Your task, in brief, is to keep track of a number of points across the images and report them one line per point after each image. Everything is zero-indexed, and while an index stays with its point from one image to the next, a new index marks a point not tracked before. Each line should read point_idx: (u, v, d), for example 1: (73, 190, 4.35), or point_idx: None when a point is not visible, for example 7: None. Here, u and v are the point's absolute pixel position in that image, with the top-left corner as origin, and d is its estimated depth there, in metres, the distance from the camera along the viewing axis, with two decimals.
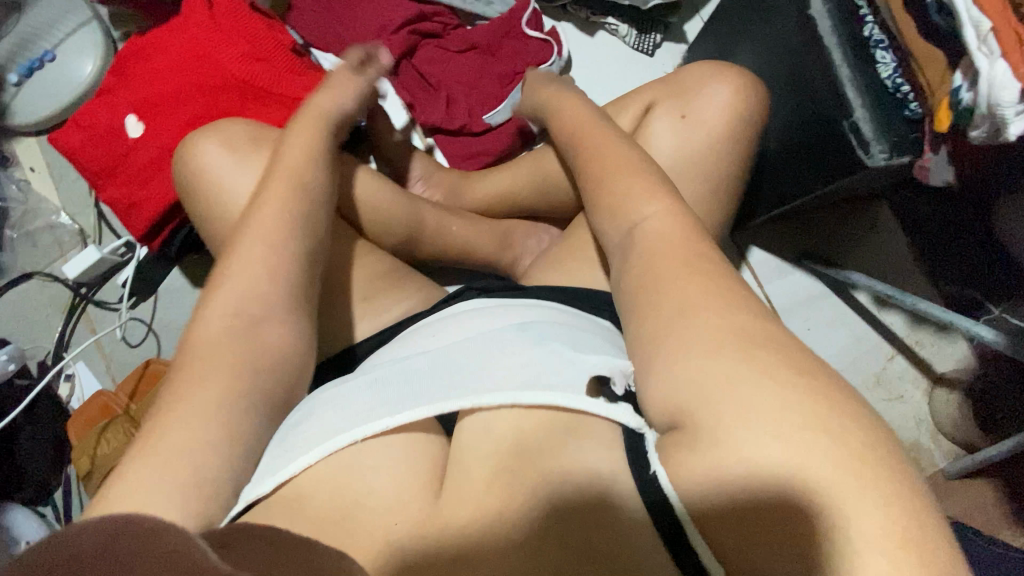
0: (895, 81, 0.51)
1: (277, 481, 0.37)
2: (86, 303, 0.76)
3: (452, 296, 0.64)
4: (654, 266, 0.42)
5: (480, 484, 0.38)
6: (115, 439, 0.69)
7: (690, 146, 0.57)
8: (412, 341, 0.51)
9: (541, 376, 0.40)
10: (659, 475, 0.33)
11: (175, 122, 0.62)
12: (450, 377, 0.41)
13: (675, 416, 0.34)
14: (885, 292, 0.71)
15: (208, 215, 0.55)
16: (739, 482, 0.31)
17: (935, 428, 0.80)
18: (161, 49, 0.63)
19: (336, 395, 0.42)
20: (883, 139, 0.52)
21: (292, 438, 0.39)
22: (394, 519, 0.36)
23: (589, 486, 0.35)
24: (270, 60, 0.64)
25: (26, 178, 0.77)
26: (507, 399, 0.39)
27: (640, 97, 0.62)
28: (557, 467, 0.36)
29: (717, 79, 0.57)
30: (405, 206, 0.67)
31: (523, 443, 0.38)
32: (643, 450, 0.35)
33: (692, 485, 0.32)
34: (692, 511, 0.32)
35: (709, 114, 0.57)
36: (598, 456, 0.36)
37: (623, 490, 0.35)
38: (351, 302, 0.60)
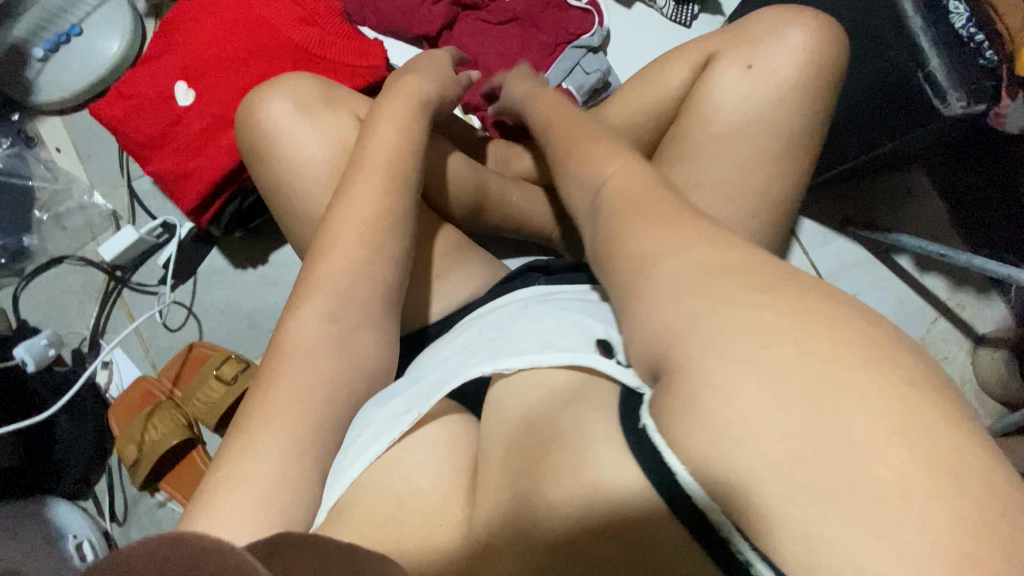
0: (970, 30, 0.52)
1: (340, 486, 0.39)
2: (121, 287, 0.72)
3: (507, 278, 0.63)
4: (620, 211, 0.35)
5: (497, 462, 0.35)
6: (162, 424, 0.67)
7: (759, 100, 0.56)
8: (467, 329, 0.52)
9: (551, 342, 0.39)
10: (656, 442, 0.26)
11: (230, 88, 0.60)
12: (479, 355, 0.43)
13: (658, 367, 0.28)
14: (936, 251, 0.72)
15: (284, 184, 0.55)
16: (734, 458, 0.23)
17: (979, 388, 0.81)
18: (210, 13, 0.61)
19: (393, 391, 0.44)
20: (960, 86, 0.52)
21: (354, 442, 0.42)
22: (438, 522, 0.36)
23: (577, 466, 0.29)
24: (324, 26, 0.63)
25: (52, 158, 0.73)
26: (525, 363, 0.38)
27: (698, 48, 0.61)
28: (550, 442, 0.31)
29: (790, 26, 0.56)
30: (473, 175, 0.66)
31: (530, 413, 0.36)
32: (636, 406, 0.29)
33: (694, 454, 0.24)
34: (705, 490, 0.24)
35: (778, 66, 0.56)
36: (596, 424, 0.30)
37: (614, 465, 0.27)
38: (426, 276, 0.62)
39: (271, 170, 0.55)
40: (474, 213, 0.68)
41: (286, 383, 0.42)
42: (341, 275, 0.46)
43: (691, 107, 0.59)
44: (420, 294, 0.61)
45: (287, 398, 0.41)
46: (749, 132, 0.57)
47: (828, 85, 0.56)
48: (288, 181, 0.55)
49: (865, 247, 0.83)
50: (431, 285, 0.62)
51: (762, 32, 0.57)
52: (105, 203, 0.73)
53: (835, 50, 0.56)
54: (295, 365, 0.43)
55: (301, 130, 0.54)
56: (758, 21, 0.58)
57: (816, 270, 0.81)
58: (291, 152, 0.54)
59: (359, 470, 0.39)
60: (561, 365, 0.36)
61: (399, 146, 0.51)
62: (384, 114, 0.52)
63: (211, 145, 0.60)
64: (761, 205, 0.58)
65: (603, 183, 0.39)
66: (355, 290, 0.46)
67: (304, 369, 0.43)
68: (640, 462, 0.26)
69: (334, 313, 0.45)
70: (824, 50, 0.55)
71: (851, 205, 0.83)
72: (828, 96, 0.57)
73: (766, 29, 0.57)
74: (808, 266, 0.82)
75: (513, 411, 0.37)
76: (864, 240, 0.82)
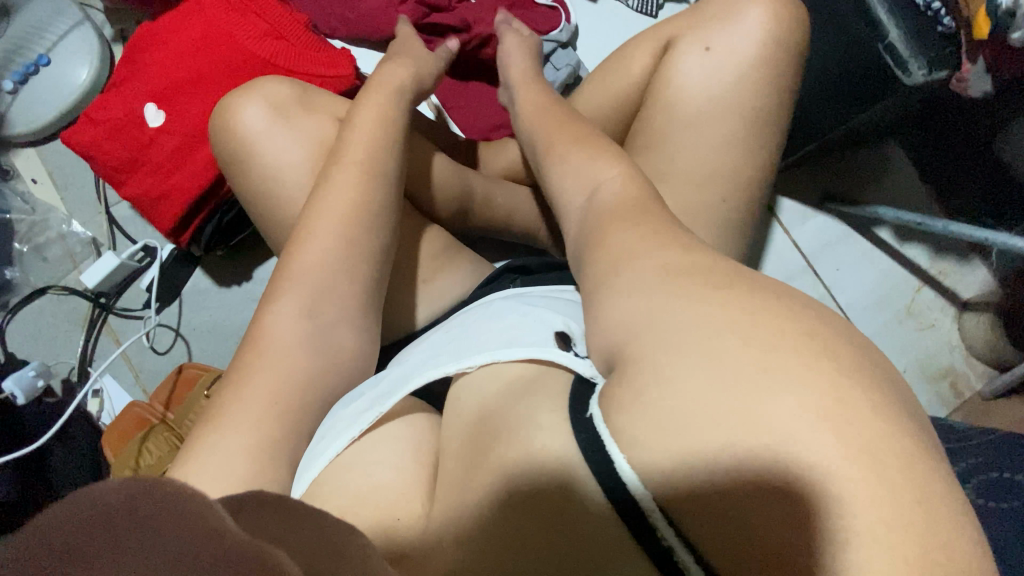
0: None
1: (300, 488, 0.38)
2: (107, 313, 0.72)
3: (488, 279, 0.64)
4: (608, 220, 0.38)
5: (454, 457, 0.36)
6: (158, 448, 0.67)
7: (723, 79, 0.57)
8: (440, 330, 0.52)
9: (515, 338, 0.39)
10: (598, 429, 0.27)
11: (199, 107, 0.60)
12: (447, 354, 0.42)
13: (620, 347, 0.29)
14: (913, 220, 0.73)
15: (262, 200, 0.55)
16: (714, 450, 0.23)
17: (968, 352, 0.82)
18: (174, 33, 0.61)
19: (363, 389, 0.44)
20: (921, 56, 0.52)
21: (321, 437, 0.41)
22: (395, 514, 0.35)
23: (543, 463, 0.29)
24: (290, 38, 0.62)
25: (28, 190, 0.73)
26: (486, 359, 0.38)
27: (660, 33, 0.61)
28: (512, 439, 0.31)
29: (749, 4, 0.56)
30: (457, 176, 0.66)
31: (486, 408, 0.36)
32: (587, 396, 0.30)
33: (649, 451, 0.25)
34: (652, 486, 0.25)
35: (737, 44, 0.56)
36: (547, 414, 0.30)
37: (567, 458, 0.28)
38: (412, 284, 0.61)
39: (247, 186, 0.55)
40: (460, 215, 0.68)
41: (270, 391, 0.42)
42: (318, 284, 0.46)
43: (659, 91, 0.60)
44: (406, 298, 0.61)
45: (272, 405, 0.41)
46: (716, 112, 0.58)
47: (791, 59, 0.57)
48: (265, 192, 0.55)
49: (844, 222, 0.83)
50: (416, 290, 0.61)
51: (722, 13, 0.58)
52: (85, 231, 0.73)
53: (794, 24, 0.56)
54: (278, 373, 0.43)
55: (273, 139, 0.54)
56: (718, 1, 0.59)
57: (798, 250, 0.82)
58: (264, 164, 0.54)
59: (324, 463, 0.38)
60: (521, 357, 0.36)
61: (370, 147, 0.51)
62: (354, 119, 0.52)
63: (186, 165, 0.60)
64: (735, 185, 0.59)
65: (592, 189, 0.42)
66: (336, 295, 0.47)
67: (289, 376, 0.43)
68: (582, 447, 0.27)
69: (316, 319, 0.46)
70: (785, 24, 0.56)
71: (830, 181, 0.83)
72: (791, 70, 0.57)
73: (727, 9, 0.57)
74: (788, 245, 0.83)
75: (472, 403, 0.37)
76: (843, 215, 0.82)
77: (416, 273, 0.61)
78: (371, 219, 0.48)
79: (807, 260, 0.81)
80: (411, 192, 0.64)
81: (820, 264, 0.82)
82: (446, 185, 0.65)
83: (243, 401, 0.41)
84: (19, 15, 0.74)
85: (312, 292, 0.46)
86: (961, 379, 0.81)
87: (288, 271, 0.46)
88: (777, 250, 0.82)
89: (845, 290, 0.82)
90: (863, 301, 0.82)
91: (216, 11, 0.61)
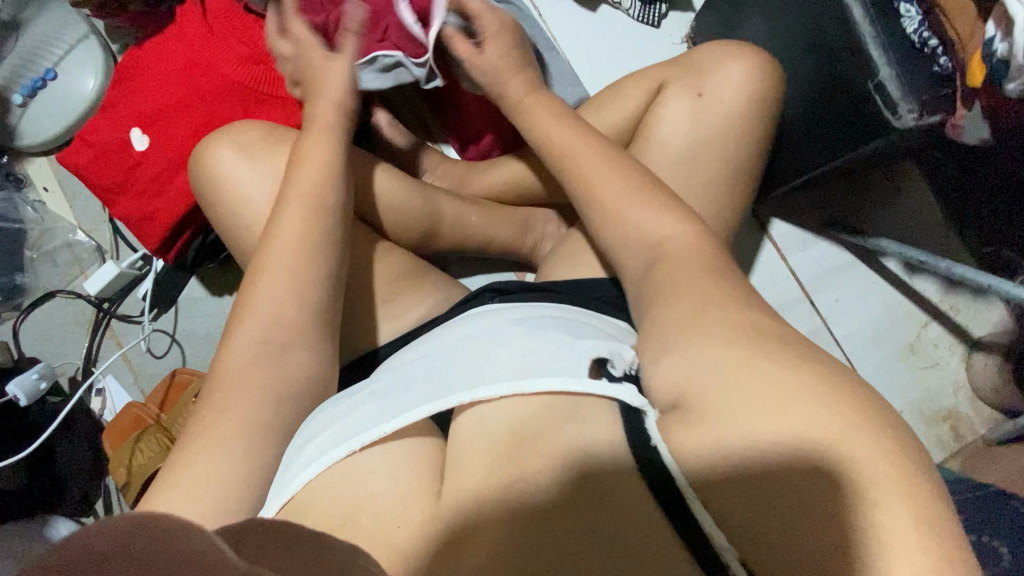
0: (922, 35, 0.49)
1: (282, 500, 0.38)
2: (109, 318, 0.77)
3: (466, 299, 0.65)
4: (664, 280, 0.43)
5: (478, 473, 0.37)
6: (149, 448, 0.70)
7: (707, 125, 0.58)
8: (422, 343, 0.52)
9: (542, 363, 0.40)
10: (659, 451, 0.33)
11: (180, 132, 0.62)
12: (453, 376, 0.42)
13: (680, 396, 0.34)
14: (916, 258, 0.68)
15: (235, 226, 0.57)
16: (739, 458, 0.30)
17: (975, 394, 0.77)
18: (160, 60, 0.63)
19: (337, 409, 0.44)
20: (912, 97, 0.49)
21: (295, 459, 0.41)
22: (394, 523, 0.36)
23: (592, 467, 0.34)
24: (269, 63, 0.63)
25: (40, 199, 0.78)
26: (507, 390, 0.39)
27: (650, 76, 0.63)
28: (556, 452, 0.36)
29: (731, 59, 0.58)
30: (421, 200, 0.68)
31: (519, 430, 0.38)
32: (643, 428, 0.34)
33: (693, 460, 0.31)
34: (693, 480, 0.31)
35: (727, 93, 0.58)
36: (597, 437, 0.35)
37: (623, 465, 0.34)
38: (371, 304, 0.62)
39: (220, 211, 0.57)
40: (427, 238, 0.69)
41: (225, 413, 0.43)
42: (267, 320, 0.47)
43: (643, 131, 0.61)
44: (366, 320, 0.61)
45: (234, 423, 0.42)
46: (693, 155, 0.58)
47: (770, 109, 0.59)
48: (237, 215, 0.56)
49: (849, 251, 0.79)
50: (375, 310, 0.62)
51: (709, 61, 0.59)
52: (89, 240, 0.77)
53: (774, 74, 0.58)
54: (238, 394, 0.44)
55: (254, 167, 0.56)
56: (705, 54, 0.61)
57: (794, 279, 0.79)
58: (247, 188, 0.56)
59: (302, 482, 0.38)
60: (555, 386, 0.37)
61: (338, 182, 0.53)
62: (323, 154, 0.53)
63: (167, 186, 0.63)
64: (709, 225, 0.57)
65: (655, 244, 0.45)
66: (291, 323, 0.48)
67: (254, 397, 0.44)
68: (637, 457, 0.33)
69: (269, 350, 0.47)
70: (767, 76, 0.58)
71: (839, 203, 0.78)
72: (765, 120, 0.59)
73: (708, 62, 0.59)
74: (786, 271, 0.79)
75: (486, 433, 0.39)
76: (846, 244, 0.78)
77: (374, 295, 0.62)
78: (326, 255, 0.50)
79: (802, 284, 0.78)
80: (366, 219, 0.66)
81: (818, 294, 0.79)
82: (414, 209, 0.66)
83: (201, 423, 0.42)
84: (29, 30, 0.78)
85: (271, 321, 0.47)
86: (964, 423, 0.77)
87: (245, 307, 0.48)
88: (772, 275, 0.79)
89: (849, 322, 0.78)
90: (866, 334, 0.78)
91: (196, 38, 0.63)
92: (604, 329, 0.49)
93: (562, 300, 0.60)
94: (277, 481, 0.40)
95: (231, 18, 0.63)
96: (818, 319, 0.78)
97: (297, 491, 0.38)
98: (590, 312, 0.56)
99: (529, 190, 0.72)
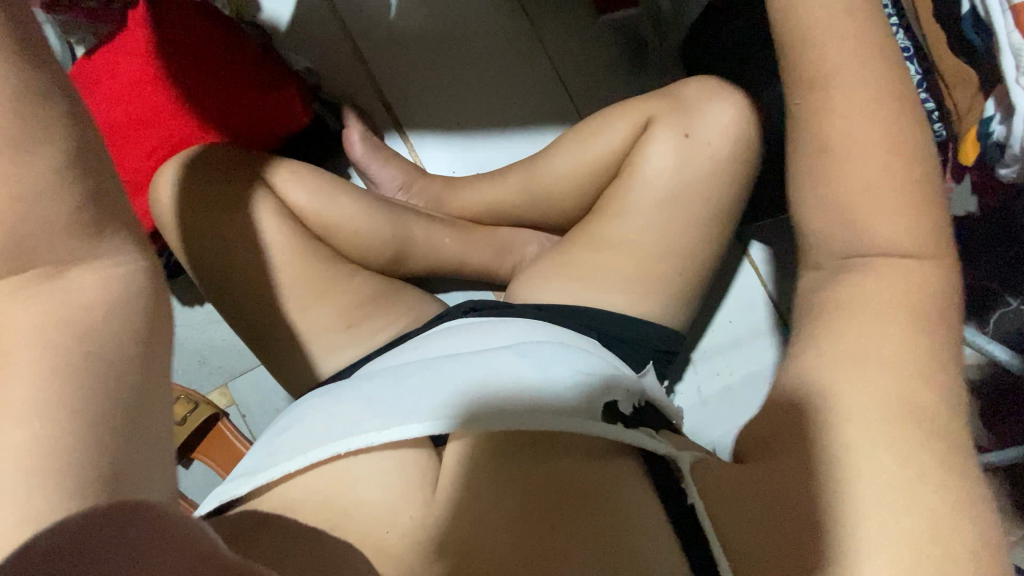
0: (918, 96, 0.48)
1: (263, 480, 0.43)
2: None
3: (438, 315, 0.64)
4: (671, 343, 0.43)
5: (477, 486, 0.43)
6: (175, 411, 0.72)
7: (691, 166, 0.59)
8: (409, 354, 0.55)
9: (538, 398, 0.45)
10: (695, 505, 0.41)
11: (141, 149, 0.66)
12: (447, 392, 0.46)
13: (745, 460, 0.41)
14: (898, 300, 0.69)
15: (223, 259, 0.58)
16: (768, 518, 0.37)
17: None
18: (111, 71, 0.66)
19: (323, 411, 0.48)
20: None
21: (276, 452, 0.46)
22: (386, 528, 0.41)
23: (617, 507, 0.42)
24: (227, 78, 0.68)
25: None
26: (504, 423, 0.43)
27: (638, 108, 0.62)
28: (570, 483, 0.43)
29: (718, 100, 0.59)
30: (390, 226, 0.66)
31: (520, 450, 0.44)
32: (678, 481, 0.43)
33: (726, 518, 0.40)
34: (712, 524, 0.40)
35: (713, 135, 0.59)
36: (631, 487, 0.43)
37: (650, 512, 0.42)
38: (337, 331, 0.60)
39: (199, 240, 0.58)
40: (398, 260, 0.67)
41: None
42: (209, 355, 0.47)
43: (632, 168, 0.62)
44: (332, 346, 0.60)
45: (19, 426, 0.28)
46: (672, 194, 0.60)
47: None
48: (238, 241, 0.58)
49: None
50: (342, 335, 0.60)
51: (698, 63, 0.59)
52: None
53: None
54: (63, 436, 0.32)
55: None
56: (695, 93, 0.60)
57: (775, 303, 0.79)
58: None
59: (281, 474, 0.43)
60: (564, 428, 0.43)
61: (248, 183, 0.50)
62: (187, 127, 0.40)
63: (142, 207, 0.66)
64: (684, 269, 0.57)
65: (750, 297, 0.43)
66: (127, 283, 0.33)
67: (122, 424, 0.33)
68: (672, 511, 0.42)
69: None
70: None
71: None
72: (808, 96, 0.44)
73: (698, 100, 0.60)
74: (764, 297, 0.79)
75: (475, 452, 0.44)
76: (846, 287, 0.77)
77: (341, 321, 0.60)
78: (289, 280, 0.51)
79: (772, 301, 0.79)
80: (329, 243, 0.63)
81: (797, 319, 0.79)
82: (374, 234, 0.65)
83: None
84: None
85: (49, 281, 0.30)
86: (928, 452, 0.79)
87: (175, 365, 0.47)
88: (749, 299, 0.80)
89: None
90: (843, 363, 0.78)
91: (157, 56, 0.66)
92: (582, 353, 0.52)
93: (533, 316, 0.60)
94: (258, 472, 0.44)
95: (187, 29, 0.67)
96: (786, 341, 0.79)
97: (279, 478, 0.43)
98: (569, 330, 0.57)
99: (511, 212, 0.70)
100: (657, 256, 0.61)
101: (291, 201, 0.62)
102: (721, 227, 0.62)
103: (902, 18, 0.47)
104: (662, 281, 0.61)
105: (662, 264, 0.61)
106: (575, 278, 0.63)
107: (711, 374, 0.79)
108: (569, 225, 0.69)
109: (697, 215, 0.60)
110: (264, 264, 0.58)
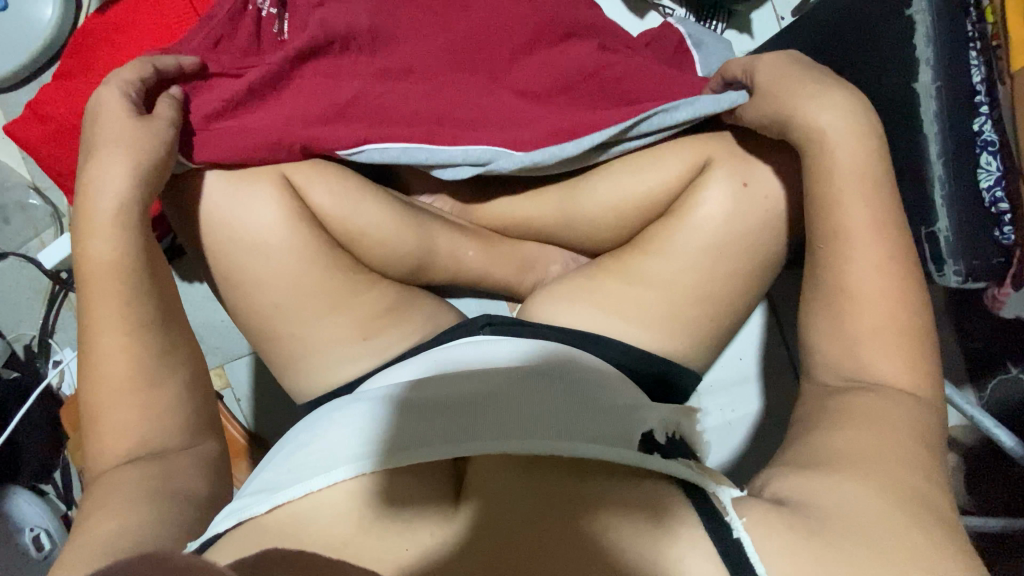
0: (995, 194, 0.52)
1: (275, 502, 0.42)
2: (66, 291, 0.82)
3: (454, 327, 0.61)
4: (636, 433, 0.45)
5: (503, 514, 0.41)
6: None
7: (742, 217, 0.58)
8: (421, 367, 0.53)
9: (566, 426, 0.44)
10: (741, 540, 0.37)
11: None
12: (470, 416, 0.44)
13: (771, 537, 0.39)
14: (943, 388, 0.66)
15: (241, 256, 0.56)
16: None
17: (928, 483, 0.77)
18: None
19: (341, 424, 0.47)
20: (960, 259, 0.53)
21: (294, 467, 0.45)
22: (407, 545, 0.40)
23: (655, 528, 0.39)
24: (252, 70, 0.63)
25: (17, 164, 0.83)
26: (531, 449, 0.42)
27: (693, 147, 0.61)
28: (598, 505, 0.40)
29: (776, 149, 0.59)
30: (415, 235, 0.63)
31: (549, 480, 0.42)
32: (713, 503, 0.40)
33: None
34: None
35: (768, 186, 0.58)
36: (665, 503, 0.40)
37: (688, 535, 0.38)
38: (352, 339, 0.58)
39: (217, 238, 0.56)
40: (416, 271, 0.65)
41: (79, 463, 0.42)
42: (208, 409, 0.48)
43: (678, 208, 0.60)
44: (345, 356, 0.57)
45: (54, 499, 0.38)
46: (712, 241, 0.58)
47: (837, 176, 0.49)
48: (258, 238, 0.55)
49: None
50: (355, 347, 0.58)
51: (800, 94, 0.51)
52: (42, 203, 0.83)
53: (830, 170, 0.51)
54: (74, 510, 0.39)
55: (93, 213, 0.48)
56: (807, 123, 0.51)
57: (789, 344, 0.79)
58: (109, 205, 0.51)
59: (303, 490, 0.42)
60: (594, 451, 0.42)
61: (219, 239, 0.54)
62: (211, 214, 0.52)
63: None
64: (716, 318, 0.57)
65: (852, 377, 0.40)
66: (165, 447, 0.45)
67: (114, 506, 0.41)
68: (714, 536, 0.38)
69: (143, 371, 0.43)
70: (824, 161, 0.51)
71: None
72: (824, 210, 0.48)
73: (755, 148, 0.59)
74: (779, 343, 0.79)
75: (502, 485, 0.42)
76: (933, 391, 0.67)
77: (357, 330, 0.58)
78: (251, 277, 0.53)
79: (781, 344, 0.79)
80: (349, 250, 0.60)
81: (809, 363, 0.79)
82: (395, 239, 0.61)
83: (116, 472, 0.46)
84: None
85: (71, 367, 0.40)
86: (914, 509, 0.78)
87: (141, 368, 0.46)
88: (762, 337, 0.80)
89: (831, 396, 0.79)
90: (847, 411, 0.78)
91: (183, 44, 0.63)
92: (605, 380, 0.51)
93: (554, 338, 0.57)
94: (275, 488, 0.43)
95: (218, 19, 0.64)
96: (793, 380, 0.79)
97: (296, 495, 0.42)
98: (589, 355, 0.55)
99: (537, 229, 0.68)
100: (690, 300, 0.59)
101: (314, 201, 0.59)
102: (759, 281, 0.60)
103: (992, 112, 0.52)
104: (690, 324, 0.60)
105: (694, 309, 0.59)
106: (604, 309, 0.60)
107: (715, 409, 0.78)
108: (601, 250, 0.67)
109: (737, 265, 0.59)
110: (282, 267, 0.56)
